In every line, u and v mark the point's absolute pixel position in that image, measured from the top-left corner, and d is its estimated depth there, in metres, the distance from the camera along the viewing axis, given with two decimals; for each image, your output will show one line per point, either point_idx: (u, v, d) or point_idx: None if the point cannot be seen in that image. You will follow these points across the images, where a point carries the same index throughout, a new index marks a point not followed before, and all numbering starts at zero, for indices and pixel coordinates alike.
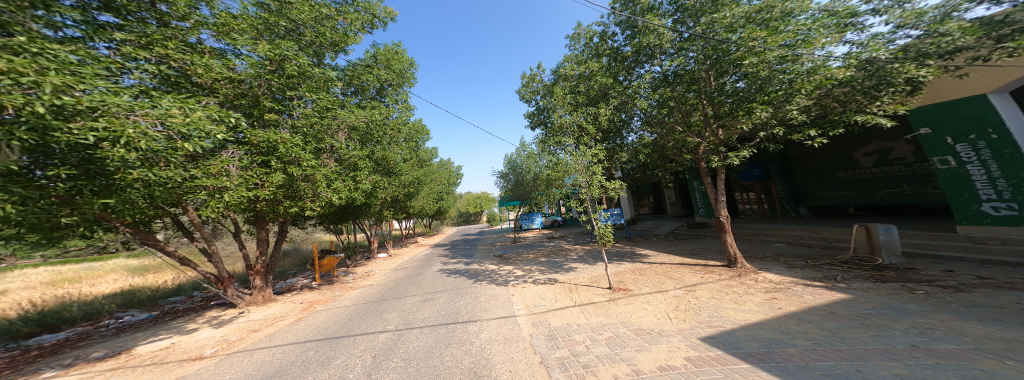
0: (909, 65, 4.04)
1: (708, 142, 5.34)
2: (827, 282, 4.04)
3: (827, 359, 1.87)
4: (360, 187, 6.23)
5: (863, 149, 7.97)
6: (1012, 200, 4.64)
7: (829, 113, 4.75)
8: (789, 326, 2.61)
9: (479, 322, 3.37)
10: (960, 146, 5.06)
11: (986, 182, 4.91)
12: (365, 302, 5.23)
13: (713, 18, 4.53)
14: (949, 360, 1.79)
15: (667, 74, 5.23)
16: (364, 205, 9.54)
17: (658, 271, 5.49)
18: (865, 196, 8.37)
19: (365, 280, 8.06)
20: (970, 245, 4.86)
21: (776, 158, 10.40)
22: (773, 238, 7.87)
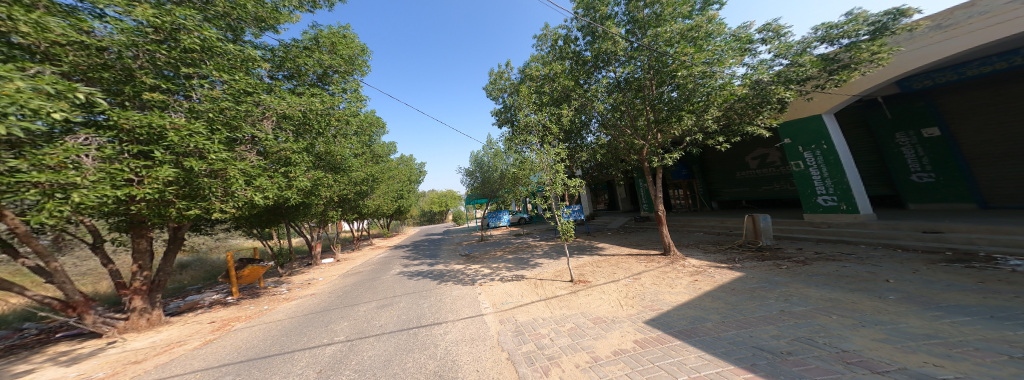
0: (782, 87, 5.20)
1: (650, 145, 6.06)
2: (730, 263, 5.17)
3: (731, 329, 2.44)
4: (294, 184, 5.66)
5: (754, 153, 10.31)
6: (833, 194, 6.60)
7: (733, 123, 5.74)
8: (707, 303, 3.29)
9: (444, 324, 3.32)
10: (808, 153, 6.92)
11: (819, 181, 6.84)
12: (305, 314, 4.60)
13: (655, 33, 5.16)
14: (802, 319, 2.53)
15: (620, 80, 5.81)
16: (303, 206, 8.22)
17: (611, 262, 6.18)
18: (752, 192, 10.71)
19: (303, 289, 7.06)
20: (811, 228, 6.75)
21: (698, 159, 12.58)
22: (694, 228, 9.57)
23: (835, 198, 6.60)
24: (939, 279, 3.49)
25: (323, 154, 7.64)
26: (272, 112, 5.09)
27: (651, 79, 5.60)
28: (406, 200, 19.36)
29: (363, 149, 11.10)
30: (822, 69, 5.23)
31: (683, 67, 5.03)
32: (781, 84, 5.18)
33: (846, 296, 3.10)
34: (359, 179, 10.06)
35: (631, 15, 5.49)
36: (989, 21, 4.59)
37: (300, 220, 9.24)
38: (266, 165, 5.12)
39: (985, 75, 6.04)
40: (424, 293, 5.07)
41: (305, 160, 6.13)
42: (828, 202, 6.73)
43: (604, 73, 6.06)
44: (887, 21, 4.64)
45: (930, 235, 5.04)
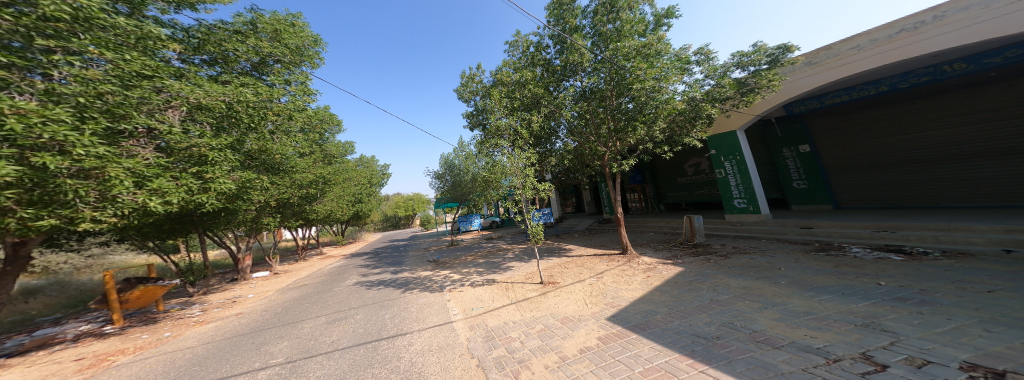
0: (709, 105, 6.09)
1: (611, 151, 6.57)
2: (674, 259, 5.96)
3: (675, 320, 3.04)
4: (212, 187, 4.66)
5: (691, 161, 11.97)
6: (744, 197, 8.06)
7: (677, 134, 6.56)
8: (656, 297, 3.83)
9: (409, 335, 3.18)
10: (727, 162, 8.30)
11: (734, 186, 8.25)
12: (230, 337, 3.91)
13: (615, 46, 5.63)
14: (723, 305, 3.37)
15: (586, 90, 6.23)
16: (230, 214, 6.83)
17: (578, 263, 6.56)
18: (689, 195, 12.45)
19: (227, 309, 5.97)
20: (730, 226, 8.17)
21: (649, 165, 14.05)
22: (647, 228, 10.72)
23: (745, 200, 8.07)
24: (812, 267, 4.58)
25: (256, 153, 6.39)
26: (180, 101, 4.27)
27: (611, 90, 6.05)
28: (364, 205, 17.66)
29: (312, 146, 9.83)
30: (737, 92, 6.31)
31: (638, 80, 5.53)
32: (709, 102, 6.06)
33: (754, 283, 4.07)
34: (305, 181, 8.83)
35: (596, 29, 5.94)
36: (841, 62, 6.20)
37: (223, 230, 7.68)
38: (168, 163, 4.18)
39: (835, 105, 8.06)
40: (386, 303, 4.73)
41: (228, 158, 5.12)
42: (741, 204, 8.19)
43: (569, 82, 6.47)
44: (777, 54, 5.77)
45: (805, 231, 6.60)
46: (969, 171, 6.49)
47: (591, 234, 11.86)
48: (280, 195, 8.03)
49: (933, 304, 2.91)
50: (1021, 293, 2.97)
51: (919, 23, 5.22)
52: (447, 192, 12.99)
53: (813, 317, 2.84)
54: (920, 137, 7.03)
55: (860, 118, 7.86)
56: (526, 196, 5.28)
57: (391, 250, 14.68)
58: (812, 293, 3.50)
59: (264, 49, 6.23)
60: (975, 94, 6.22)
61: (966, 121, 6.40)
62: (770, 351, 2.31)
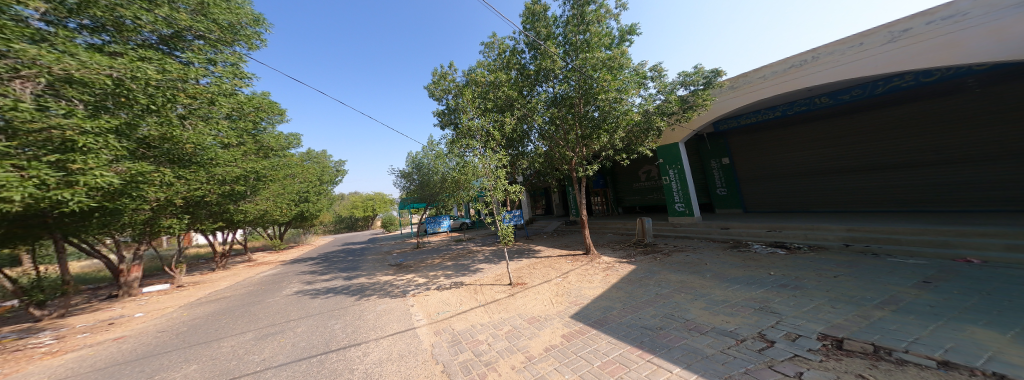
0: (658, 118, 6.79)
1: (577, 156, 6.96)
2: (629, 257, 6.52)
3: (629, 314, 3.32)
4: (84, 182, 3.68)
5: (643, 169, 13.30)
6: (684, 202, 9.19)
7: (633, 143, 7.21)
8: (613, 293, 4.14)
9: (364, 344, 2.93)
10: (671, 171, 9.33)
11: (676, 192, 9.31)
12: (119, 363, 3.14)
13: (585, 56, 5.97)
14: (665, 298, 3.80)
15: (557, 96, 6.52)
16: (114, 214, 5.44)
17: (546, 263, 6.74)
18: (640, 199, 13.74)
19: (102, 333, 4.72)
20: (671, 226, 9.29)
21: (610, 171, 15.13)
22: (605, 229, 11.52)
23: (684, 205, 9.20)
24: (732, 262, 5.40)
25: (156, 140, 5.13)
26: (35, 72, 3.34)
27: (579, 98, 6.37)
28: (313, 205, 15.72)
29: (243, 136, 8.37)
30: (681, 108, 7.14)
31: (603, 90, 5.90)
32: (659, 116, 6.73)
33: (689, 277, 4.66)
34: (228, 176, 7.43)
35: (568, 40, 6.25)
36: (755, 87, 7.51)
37: (96, 234, 6.00)
38: (10, 149, 3.20)
39: (749, 125, 9.71)
40: (336, 313, 4.26)
41: (112, 145, 4.12)
42: (681, 208, 9.31)
43: (543, 89, 6.70)
44: (711, 76, 6.70)
45: (723, 230, 7.85)
46: (830, 184, 8.35)
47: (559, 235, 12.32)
48: (192, 191, 6.67)
49: (807, 289, 3.67)
50: (854, 277, 3.96)
51: (805, 60, 6.59)
52: (415, 192, 12.15)
53: (728, 305, 3.37)
54: (804, 154, 8.77)
55: (765, 137, 9.51)
56: (498, 197, 5.29)
57: (348, 254, 13.31)
58: (729, 284, 4.14)
59: (181, 20, 5.28)
60: (839, 122, 7.94)
61: (826, 145, 8.29)
62: (697, 337, 2.67)
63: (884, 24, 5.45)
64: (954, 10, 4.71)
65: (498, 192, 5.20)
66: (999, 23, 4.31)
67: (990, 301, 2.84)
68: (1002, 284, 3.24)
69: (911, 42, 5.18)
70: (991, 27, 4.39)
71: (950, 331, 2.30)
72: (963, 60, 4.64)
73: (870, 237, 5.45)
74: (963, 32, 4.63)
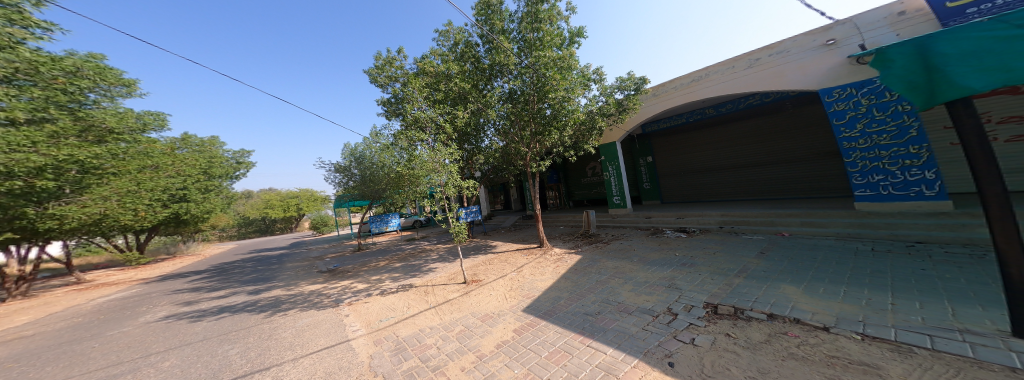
0: (601, 118, 7.27)
1: (531, 153, 7.12)
2: (577, 248, 6.94)
3: (576, 302, 3.52)
4: None
5: (591, 165, 14.32)
6: (619, 195, 10.16)
7: (581, 142, 7.65)
8: (562, 284, 4.34)
9: (278, 368, 2.52)
10: (610, 167, 10.18)
11: (614, 187, 10.20)
12: None
13: (536, 55, 6.04)
14: (604, 284, 4.13)
15: (512, 92, 6.56)
16: None
17: (502, 259, 6.73)
18: (588, 194, 14.77)
19: None
20: (607, 218, 10.23)
21: (562, 167, 15.84)
22: (558, 221, 12.09)
23: (620, 198, 10.17)
24: (661, 246, 6.16)
25: None
26: None
27: (532, 95, 6.49)
28: (191, 204, 13.11)
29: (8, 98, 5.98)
30: (617, 110, 7.75)
31: (553, 90, 6.08)
32: (600, 117, 7.19)
33: (623, 263, 5.14)
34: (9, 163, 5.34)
35: (522, 37, 6.33)
36: (673, 95, 8.57)
37: None
38: None
39: (667, 129, 11.28)
40: (236, 336, 3.55)
41: None
42: (617, 200, 10.24)
43: (496, 92, 6.65)
44: (639, 83, 7.45)
45: (645, 218, 9.01)
46: (727, 180, 10.15)
47: (517, 230, 12.48)
48: None
49: (700, 266, 4.59)
50: (724, 252, 5.22)
51: (700, 76, 7.98)
52: (358, 188, 10.85)
53: (648, 285, 3.97)
54: (709, 153, 10.44)
55: (684, 137, 10.99)
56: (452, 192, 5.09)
57: (263, 263, 11.24)
58: (650, 266, 4.84)
59: None
60: (733, 127, 9.72)
61: (718, 147, 10.19)
62: (627, 318, 3.00)
63: (745, 53, 7.09)
64: (783, 47, 6.54)
65: (452, 187, 5.00)
66: (804, 61, 6.30)
67: (789, 263, 4.30)
68: (808, 252, 4.78)
69: (760, 68, 6.91)
70: (801, 63, 6.35)
71: (766, 286, 3.52)
72: (787, 85, 6.58)
73: (756, 221, 6.73)
74: (787, 65, 6.52)
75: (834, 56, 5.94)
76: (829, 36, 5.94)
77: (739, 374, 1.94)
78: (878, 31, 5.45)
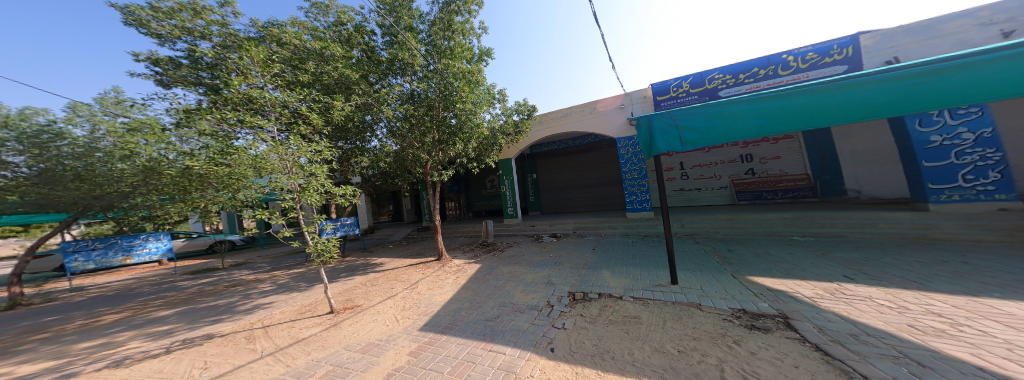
0: (503, 136, 7.91)
1: (433, 161, 7.04)
2: (474, 258, 7.07)
3: (477, 311, 3.57)
4: None
5: (489, 178, 15.22)
6: (512, 207, 11.09)
7: (484, 155, 8.07)
8: (461, 294, 4.32)
9: None
10: (505, 180, 11.06)
11: (509, 198, 11.03)
12: None
13: (446, 61, 6.18)
14: (502, 289, 4.41)
15: (414, 94, 6.32)
16: None
17: (390, 277, 6.08)
18: (489, 204, 15.40)
19: None
20: (503, 228, 10.89)
21: (464, 178, 16.06)
22: (457, 232, 11.99)
23: (514, 209, 11.09)
24: (544, 249, 7.16)
25: None
26: None
27: (438, 102, 6.40)
28: None
29: None
30: (514, 130, 8.55)
31: (461, 101, 6.22)
32: (500, 136, 7.75)
33: (516, 268, 5.60)
34: None
35: (431, 39, 6.23)
36: (553, 124, 10.37)
37: None
38: None
39: (550, 152, 13.38)
40: None
41: None
42: (511, 211, 11.12)
43: (394, 91, 6.17)
44: (531, 110, 8.57)
45: (532, 227, 10.13)
46: (593, 195, 12.63)
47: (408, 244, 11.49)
48: None
49: (566, 263, 5.80)
50: (576, 251, 6.75)
51: (564, 114, 10.18)
52: (31, 189, 5.18)
53: (532, 283, 4.63)
54: (582, 173, 12.82)
55: (562, 159, 13.23)
56: (312, 201, 4.04)
57: None
58: (534, 267, 5.56)
59: None
60: (594, 154, 12.57)
61: (586, 167, 12.76)
62: (520, 316, 3.35)
63: (585, 103, 9.80)
64: (603, 104, 9.59)
65: (310, 195, 3.95)
66: (613, 116, 9.47)
67: (605, 255, 6.32)
68: (633, 249, 6.69)
69: (593, 116, 9.74)
70: (611, 117, 9.50)
71: (595, 273, 5.15)
72: (606, 131, 9.63)
73: (594, 225, 9.17)
74: (605, 117, 9.58)
75: (624, 116, 9.31)
76: (622, 102, 9.34)
77: (590, 346, 2.78)
78: (638, 105, 9.17)
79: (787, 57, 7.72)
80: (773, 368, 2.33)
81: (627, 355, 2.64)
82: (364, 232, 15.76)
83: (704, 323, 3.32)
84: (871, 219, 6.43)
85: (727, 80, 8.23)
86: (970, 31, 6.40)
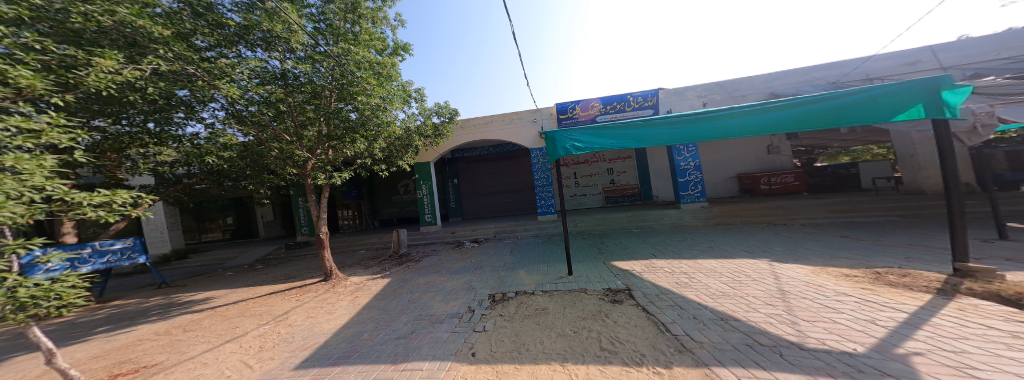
0: (418, 136, 7.55)
1: (317, 159, 5.83)
2: (383, 272, 6.19)
3: (381, 331, 3.14)
4: None
5: (402, 182, 13.95)
6: (430, 213, 10.43)
7: (396, 157, 7.34)
8: (364, 316, 3.70)
9: None
10: (422, 186, 10.40)
11: (428, 204, 10.38)
12: None
13: (345, 46, 5.26)
14: (416, 302, 4.06)
15: (287, 75, 5.09)
16: None
17: (232, 314, 4.56)
18: (401, 212, 14.06)
19: None
20: (418, 236, 10.12)
21: (366, 182, 14.01)
22: (356, 246, 10.30)
23: (432, 215, 10.44)
24: (466, 256, 7.05)
25: None
26: None
27: (330, 91, 5.45)
28: None
29: None
30: (434, 133, 8.34)
31: (364, 93, 5.46)
32: (417, 137, 7.44)
33: (431, 277, 5.31)
34: None
35: (327, 17, 5.32)
36: (474, 130, 10.39)
37: None
38: None
39: (464, 158, 13.43)
40: None
41: None
42: (429, 218, 10.43)
43: (248, 66, 4.74)
44: (453, 114, 8.56)
45: (451, 234, 9.85)
46: (507, 200, 13.24)
47: (271, 266, 8.87)
48: None
49: (487, 266, 5.90)
50: (490, 254, 7.07)
51: (484, 122, 10.35)
52: None
53: (453, 291, 4.54)
54: (501, 179, 13.25)
55: (479, 166, 13.40)
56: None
57: None
58: (454, 274, 5.45)
59: None
60: (511, 162, 13.27)
61: (500, 173, 13.29)
62: (439, 327, 3.18)
63: (504, 114, 10.31)
64: (519, 117, 10.35)
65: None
66: (525, 129, 10.34)
67: (523, 255, 6.82)
68: (547, 247, 7.51)
69: (512, 126, 10.35)
70: (524, 130, 10.35)
71: (512, 273, 5.43)
72: (522, 142, 10.39)
73: (512, 228, 9.67)
74: (520, 129, 10.35)
75: (534, 129, 10.33)
76: (535, 117, 10.35)
77: (508, 343, 2.91)
78: (547, 121, 10.38)
79: (618, 102, 10.23)
80: (627, 331, 3.15)
81: (538, 344, 2.92)
82: (158, 264, 11.41)
83: (589, 304, 4.03)
84: (679, 219, 9.59)
85: (601, 109, 10.26)
86: (694, 100, 10.33)
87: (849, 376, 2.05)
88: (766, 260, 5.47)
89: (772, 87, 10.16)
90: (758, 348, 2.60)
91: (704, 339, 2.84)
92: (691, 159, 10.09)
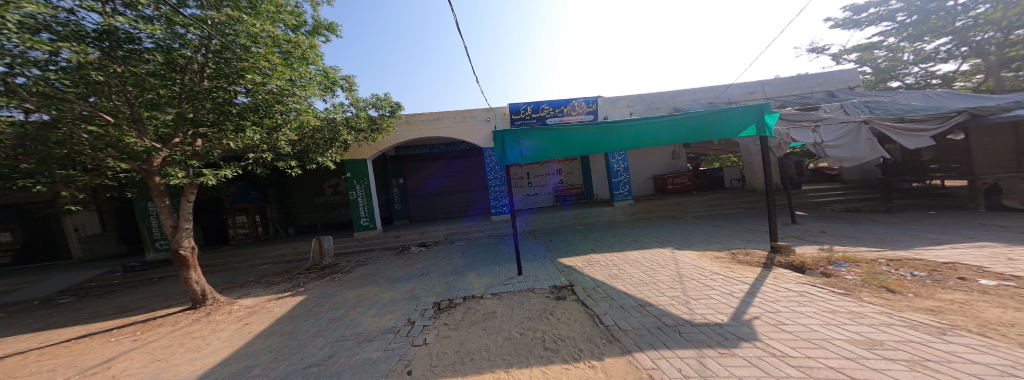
0: (344, 131, 7.20)
1: (176, 151, 4.65)
2: (292, 290, 5.35)
3: (281, 363, 2.61)
4: None
5: (329, 182, 12.36)
6: (367, 216, 9.42)
7: (311, 151, 6.71)
8: (258, 345, 3.09)
9: None
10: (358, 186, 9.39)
11: (364, 207, 9.38)
12: None
13: (233, 13, 4.52)
14: (339, 320, 3.59)
15: (130, 33, 3.88)
16: None
17: (21, 370, 3.30)
18: (325, 215, 12.48)
19: None
20: (353, 242, 9.08)
21: (276, 182, 12.01)
22: (258, 261, 8.79)
23: (369, 219, 9.44)
24: (409, 262, 6.52)
25: None
26: None
27: (199, 66, 4.70)
28: None
29: None
30: (370, 126, 7.88)
31: (253, 71, 4.77)
32: (346, 127, 7.20)
33: (364, 290, 4.78)
34: None
35: None
36: (422, 126, 9.73)
37: None
38: None
39: (406, 156, 12.49)
40: None
41: None
42: (366, 222, 9.42)
43: (20, 10, 3.13)
44: (394, 107, 8.11)
45: (393, 238, 9.13)
46: (448, 202, 12.69)
47: (89, 299, 7.05)
48: None
49: (434, 272, 5.54)
50: (431, 259, 6.68)
51: (435, 118, 9.83)
52: None
53: (391, 303, 4.13)
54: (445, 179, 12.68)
55: (426, 165, 12.62)
56: None
57: None
58: (394, 284, 4.97)
59: None
60: (463, 161, 12.84)
61: (445, 173, 12.70)
62: (368, 346, 2.85)
63: (456, 112, 9.96)
64: (472, 115, 10.10)
65: None
66: (478, 127, 10.12)
67: (473, 257, 6.64)
68: (495, 248, 7.45)
69: (465, 124, 10.04)
70: (477, 129, 10.12)
71: (461, 277, 5.19)
72: (476, 141, 10.16)
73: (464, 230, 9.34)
74: (473, 128, 10.10)
75: (487, 129, 10.17)
76: (489, 116, 10.26)
77: (451, 354, 2.71)
78: (500, 121, 10.37)
79: (564, 106, 10.74)
80: (568, 328, 3.26)
81: (483, 352, 2.79)
82: None
83: (536, 303, 4.08)
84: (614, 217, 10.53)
85: (547, 112, 10.63)
86: (624, 109, 11.45)
87: (720, 344, 2.51)
88: (669, 248, 6.35)
89: (675, 103, 11.82)
90: (665, 330, 2.95)
91: (627, 328, 3.11)
92: (619, 162, 11.22)
